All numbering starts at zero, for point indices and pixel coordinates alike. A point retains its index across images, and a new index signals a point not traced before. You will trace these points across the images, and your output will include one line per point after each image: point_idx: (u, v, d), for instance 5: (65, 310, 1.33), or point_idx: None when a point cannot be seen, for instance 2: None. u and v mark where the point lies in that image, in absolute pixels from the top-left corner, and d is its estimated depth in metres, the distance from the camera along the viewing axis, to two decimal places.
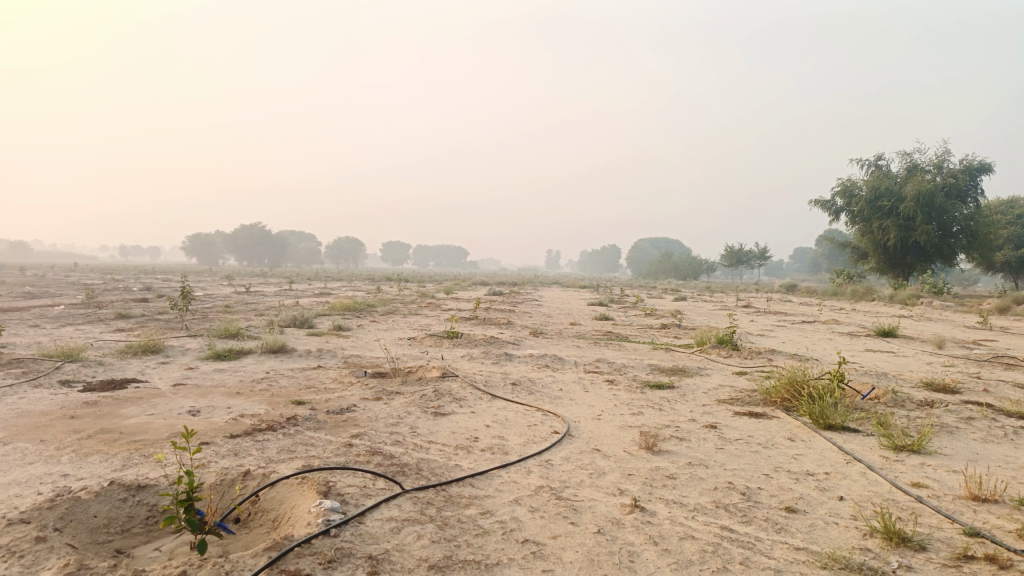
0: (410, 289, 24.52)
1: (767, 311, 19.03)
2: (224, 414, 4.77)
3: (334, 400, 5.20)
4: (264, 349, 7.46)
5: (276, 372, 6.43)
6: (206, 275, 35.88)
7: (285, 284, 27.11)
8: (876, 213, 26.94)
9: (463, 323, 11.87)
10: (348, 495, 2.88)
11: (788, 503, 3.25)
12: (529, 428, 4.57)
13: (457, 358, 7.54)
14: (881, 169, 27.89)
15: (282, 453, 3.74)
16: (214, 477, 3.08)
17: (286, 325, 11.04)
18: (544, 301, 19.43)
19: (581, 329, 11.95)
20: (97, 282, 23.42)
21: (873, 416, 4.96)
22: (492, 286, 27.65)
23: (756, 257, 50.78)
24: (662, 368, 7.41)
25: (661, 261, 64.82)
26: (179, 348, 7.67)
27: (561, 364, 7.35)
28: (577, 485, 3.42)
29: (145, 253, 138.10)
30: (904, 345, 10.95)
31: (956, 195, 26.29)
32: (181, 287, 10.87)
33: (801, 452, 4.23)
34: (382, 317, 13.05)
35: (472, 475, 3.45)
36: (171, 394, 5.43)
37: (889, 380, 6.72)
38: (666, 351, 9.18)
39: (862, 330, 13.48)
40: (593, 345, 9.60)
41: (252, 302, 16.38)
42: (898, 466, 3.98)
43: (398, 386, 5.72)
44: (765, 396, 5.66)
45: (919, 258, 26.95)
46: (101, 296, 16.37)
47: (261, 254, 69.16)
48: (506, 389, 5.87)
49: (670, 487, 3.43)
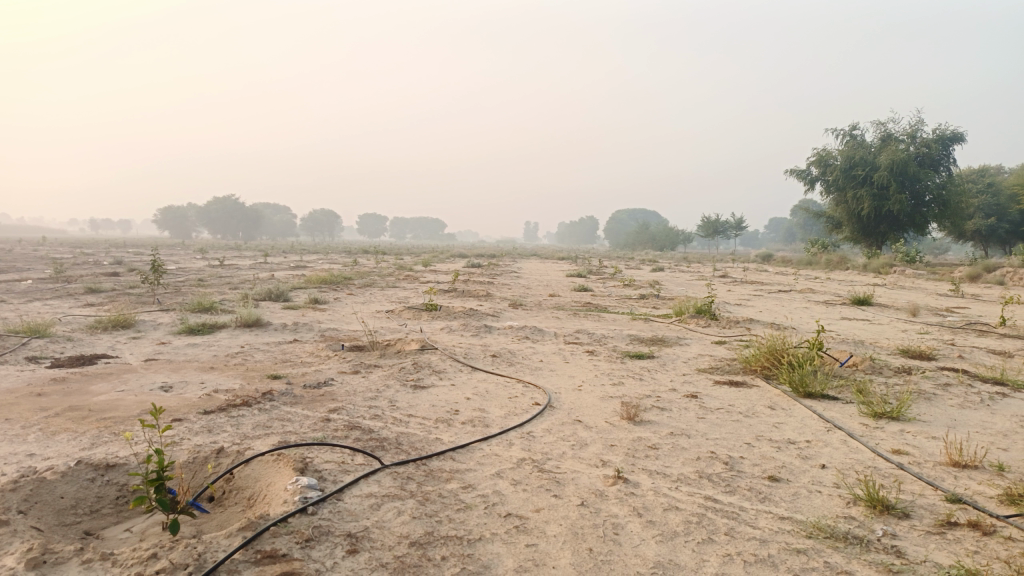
0: (387, 262, 24.29)
1: (744, 280, 19.15)
2: (198, 389, 4.66)
3: (311, 374, 5.11)
4: (239, 322, 7.32)
5: (251, 346, 6.31)
6: (180, 248, 35.33)
7: (260, 257, 26.72)
8: (851, 182, 27.13)
9: (441, 295, 11.78)
10: (326, 472, 2.81)
11: (771, 472, 3.24)
12: (509, 400, 4.52)
13: (436, 330, 7.46)
14: (856, 138, 28.02)
15: (257, 429, 3.66)
16: (186, 455, 2.98)
17: (261, 298, 10.86)
18: (522, 273, 19.36)
19: (560, 300, 11.92)
20: (65, 256, 22.91)
21: (852, 384, 4.98)
22: (471, 258, 27.51)
23: (733, 228, 51.04)
24: (642, 338, 7.40)
25: (639, 232, 64.96)
26: (151, 323, 7.50)
27: (541, 336, 7.31)
28: (560, 456, 3.38)
29: (116, 227, 135.59)
30: (878, 313, 11.07)
31: (929, 164, 26.53)
32: (152, 260, 10.63)
33: (782, 420, 4.23)
34: (359, 290, 12.91)
35: (453, 448, 3.40)
36: (143, 370, 5.30)
37: (867, 348, 6.76)
38: (645, 321, 9.18)
39: (837, 299, 13.62)
40: (573, 316, 9.57)
41: (226, 276, 16.10)
42: (878, 433, 4.00)
43: (376, 360, 5.64)
44: (745, 364, 5.66)
45: (893, 227, 27.24)
46: (69, 271, 16.00)
47: (235, 227, 68.20)
48: (486, 361, 5.82)
49: (653, 457, 3.41)
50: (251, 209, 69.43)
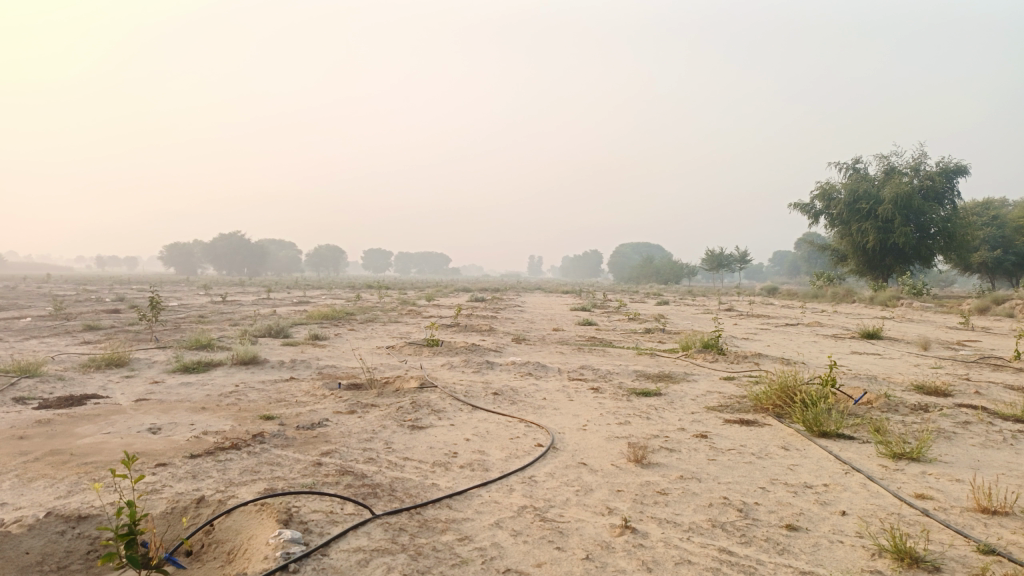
0: (391, 297, 24.17)
1: (751, 314, 18.95)
2: (187, 431, 4.49)
3: (306, 415, 4.93)
4: (235, 360, 7.15)
5: (246, 384, 6.14)
6: (184, 284, 35.33)
7: (263, 292, 26.65)
8: (855, 216, 27.05)
9: (444, 330, 11.62)
10: (312, 524, 2.63)
11: (789, 520, 3.04)
12: (511, 441, 4.33)
13: (437, 367, 7.28)
14: (859, 172, 28.02)
15: (244, 474, 3.47)
16: (165, 504, 2.81)
17: (261, 334, 10.71)
18: (526, 307, 19.20)
19: (564, 335, 11.73)
20: (68, 293, 22.86)
21: (868, 422, 4.77)
22: (474, 292, 27.37)
23: (738, 261, 50.89)
24: (648, 374, 7.21)
25: (643, 266, 64.87)
26: (146, 361, 7.34)
27: (545, 372, 7.13)
28: (563, 503, 3.18)
29: (123, 263, 136.31)
30: (889, 347, 10.84)
31: (933, 197, 26.46)
32: (151, 297, 10.52)
33: (797, 462, 4.03)
34: (361, 325, 12.77)
35: (450, 495, 3.21)
36: (132, 410, 5.12)
37: (880, 384, 6.55)
38: (651, 357, 8.98)
39: (845, 332, 13.40)
40: (577, 352, 9.38)
41: (228, 312, 15.98)
42: (899, 475, 3.79)
43: (373, 398, 5.46)
44: (756, 402, 5.47)
45: (898, 260, 27.08)
46: (70, 308, 15.90)
47: (241, 263, 68.43)
48: (488, 399, 5.63)
49: (663, 504, 3.21)
50: (257, 245, 69.76)
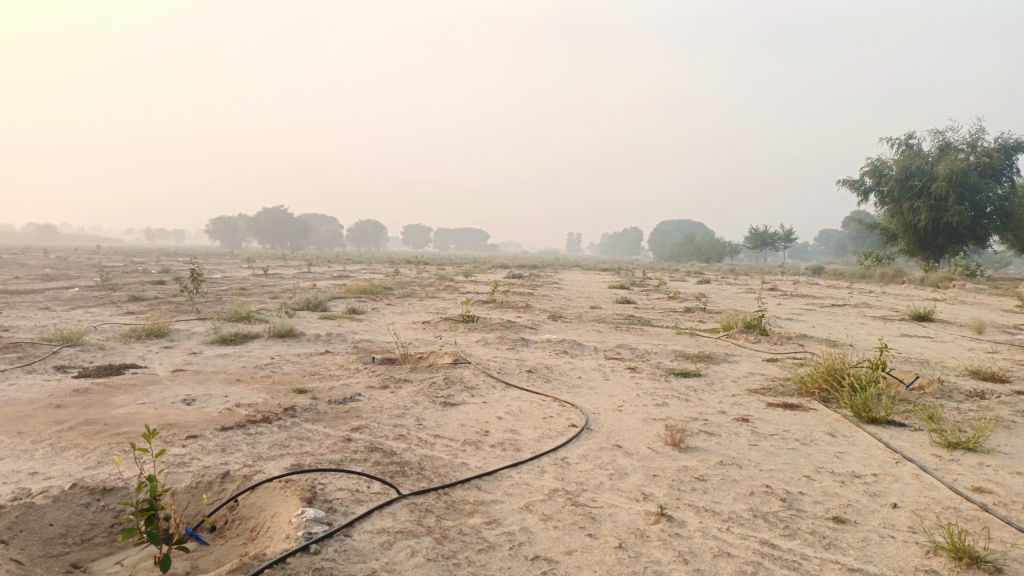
0: (429, 272, 24.22)
1: (794, 294, 18.50)
2: (220, 403, 4.48)
3: (338, 389, 4.89)
4: (272, 333, 7.17)
5: (281, 357, 6.15)
6: (229, 257, 35.97)
7: (304, 266, 26.94)
8: (907, 193, 26.11)
9: (480, 306, 11.56)
10: (336, 503, 2.56)
11: (837, 512, 2.87)
12: (544, 421, 4.22)
13: (472, 343, 7.20)
14: (911, 148, 26.99)
15: (273, 449, 3.43)
16: (190, 478, 2.77)
17: (299, 307, 10.78)
18: (564, 284, 19.03)
19: (602, 313, 11.57)
20: (115, 264, 23.47)
21: (921, 409, 4.53)
22: (513, 268, 27.24)
23: (782, 240, 49.79)
24: (687, 354, 7.02)
25: (684, 244, 63.94)
26: (185, 332, 7.42)
27: (581, 350, 6.99)
28: (596, 488, 3.06)
29: (171, 236, 139.62)
30: (940, 330, 10.42)
31: (990, 174, 25.38)
32: (192, 268, 10.66)
33: (844, 450, 3.84)
34: (398, 300, 12.77)
35: (479, 476, 3.12)
36: (168, 381, 5.15)
37: (933, 369, 6.26)
38: (691, 336, 8.77)
39: (894, 314, 12.95)
40: (614, 330, 9.22)
41: (269, 285, 16.19)
42: (955, 466, 3.57)
43: (406, 374, 5.40)
44: (801, 385, 5.26)
45: (951, 240, 26.12)
46: (117, 279, 16.26)
47: (283, 237, 69.43)
48: (522, 377, 5.52)
49: (701, 491, 3.07)
50: (299, 219, 70.68)
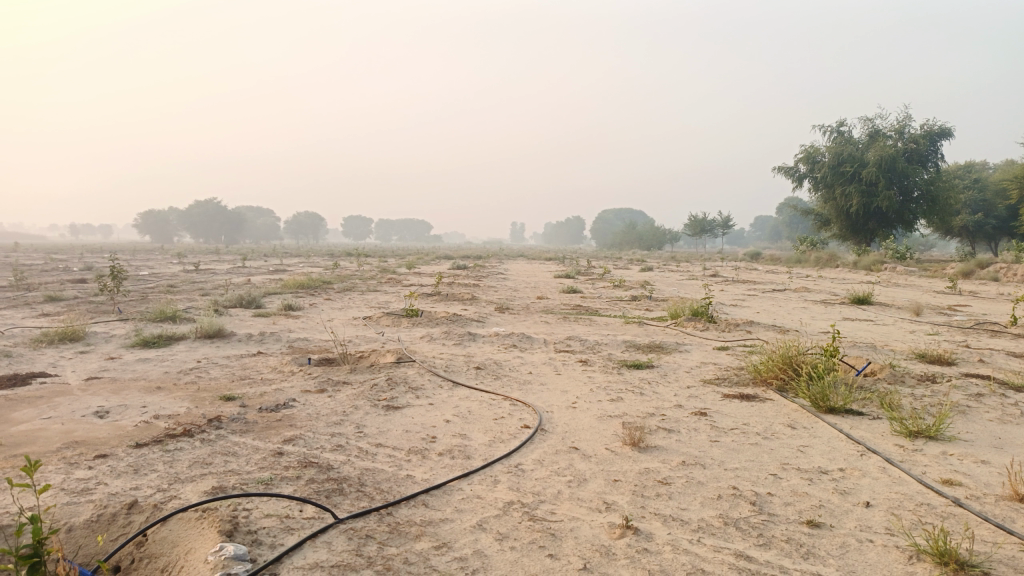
0: (371, 265, 23.57)
1: (736, 279, 18.69)
2: (136, 415, 4.06)
3: (270, 394, 4.52)
4: (199, 334, 6.69)
5: (209, 360, 5.71)
6: (159, 252, 34.53)
7: (239, 261, 25.98)
8: (839, 179, 26.78)
9: (424, 300, 11.23)
10: (263, 535, 2.24)
11: (810, 515, 2.70)
12: (495, 423, 3.96)
13: (416, 339, 6.88)
14: (843, 135, 27.68)
15: (194, 468, 3.07)
16: (90, 510, 2.39)
17: (232, 305, 10.23)
18: (509, 274, 18.80)
19: (549, 303, 11.37)
20: (33, 262, 22.19)
21: (878, 397, 4.44)
22: (457, 259, 26.85)
23: (720, 226, 50.73)
24: (638, 345, 6.85)
25: (626, 232, 64.64)
26: (104, 335, 6.87)
27: (530, 344, 6.74)
28: (554, 498, 2.82)
29: (98, 231, 133.81)
30: (880, 313, 10.58)
31: (917, 160, 26.22)
32: (113, 266, 9.97)
33: (807, 443, 3.70)
34: (339, 295, 12.32)
35: (426, 490, 2.83)
36: (79, 391, 4.67)
37: (881, 353, 6.24)
38: (639, 326, 8.63)
39: (835, 298, 13.16)
40: (562, 321, 9.01)
41: (202, 282, 15.44)
42: (920, 457, 3.46)
43: (346, 375, 5.05)
44: (756, 375, 5.13)
45: (881, 224, 26.93)
46: (33, 278, 15.23)
47: (218, 230, 67.11)
48: (469, 375, 5.24)
49: (665, 497, 2.85)
50: (235, 211, 68.51)
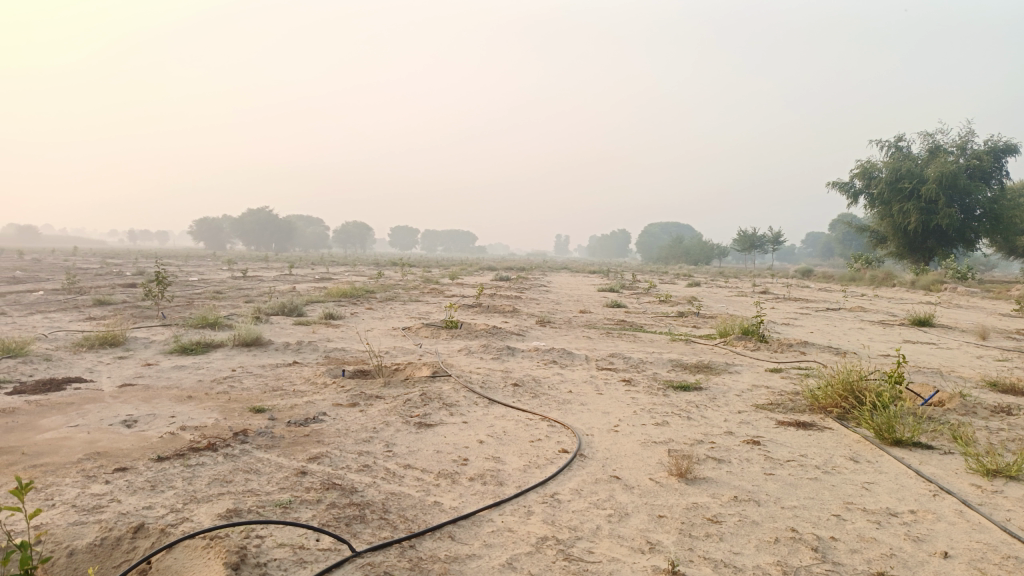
0: (414, 275, 23.62)
1: (787, 297, 18.09)
2: (163, 426, 3.96)
3: (301, 407, 4.37)
4: (237, 341, 6.63)
5: (244, 370, 5.61)
6: (210, 259, 35.22)
7: (286, 269, 26.25)
8: (897, 195, 25.84)
9: (465, 311, 11.07)
10: (273, 569, 2.06)
11: (881, 566, 2.40)
12: (531, 446, 3.73)
13: (454, 352, 6.69)
14: (900, 150, 26.76)
15: (213, 486, 2.92)
16: (94, 533, 2.25)
17: (273, 312, 10.21)
18: (552, 287, 18.55)
19: (592, 318, 11.08)
20: (89, 267, 22.85)
21: (949, 429, 4.07)
22: (501, 271, 26.69)
23: (770, 242, 49.61)
24: (685, 364, 6.54)
25: (672, 247, 63.78)
26: (144, 340, 6.87)
27: (571, 360, 6.50)
28: (593, 535, 2.58)
29: (155, 237, 137.94)
30: (943, 335, 10.02)
31: (980, 176, 25.16)
32: (158, 272, 10.04)
33: (872, 480, 3.38)
34: (380, 304, 12.27)
35: (453, 520, 2.62)
36: (111, 399, 4.60)
37: (949, 380, 5.81)
38: (686, 343, 8.31)
39: (893, 319, 12.56)
40: (605, 337, 8.73)
41: (248, 288, 15.62)
42: (1002, 499, 3.11)
43: (379, 389, 4.88)
44: (813, 401, 4.79)
45: (941, 242, 25.89)
46: (86, 282, 15.57)
47: (268, 237, 68.48)
48: (507, 392, 5.02)
49: (715, 538, 2.59)
50: (285, 220, 69.77)
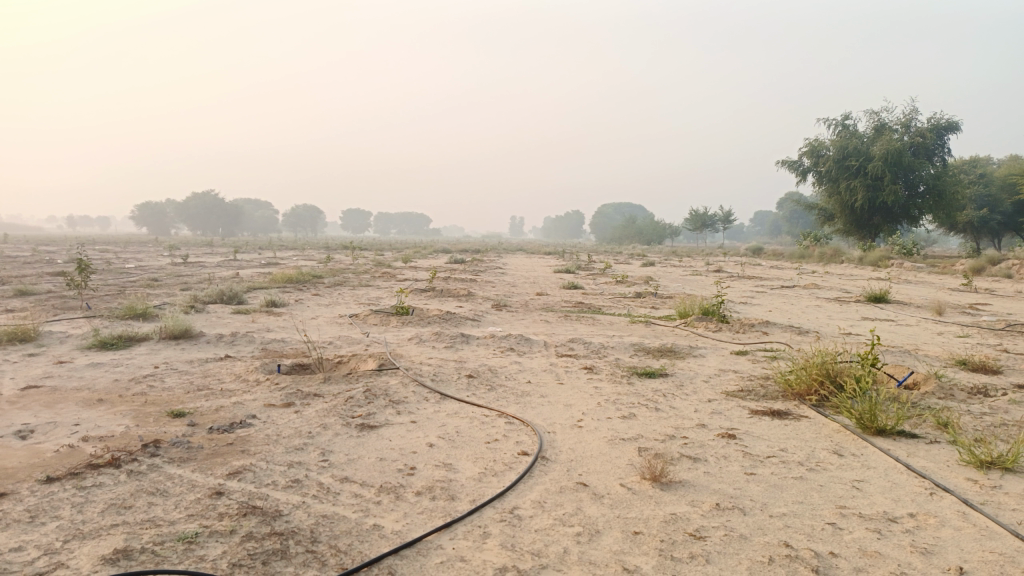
0: (366, 258, 23.00)
1: (741, 275, 18.06)
2: (62, 436, 3.42)
3: (228, 410, 3.89)
4: (164, 334, 6.06)
5: (168, 366, 5.07)
6: (150, 245, 33.91)
7: (230, 254, 25.17)
8: (844, 173, 26.10)
9: (416, 296, 10.61)
10: None
11: None
12: (487, 449, 3.34)
13: (403, 341, 6.24)
14: (847, 128, 27.02)
15: (107, 516, 2.43)
16: None
17: (211, 301, 9.58)
18: (507, 269, 18.12)
19: (549, 300, 10.75)
20: (18, 255, 21.53)
21: (933, 416, 3.82)
22: (454, 253, 26.20)
23: (722, 220, 50.01)
24: (648, 348, 6.22)
25: (626, 227, 64.04)
26: (60, 335, 6.23)
27: (529, 347, 6.11)
28: (559, 562, 2.19)
29: (95, 223, 132.92)
30: (900, 312, 9.96)
31: (923, 154, 25.54)
32: (82, 259, 9.28)
33: (862, 478, 3.08)
34: (327, 290, 11.69)
35: (393, 551, 2.21)
36: (7, 404, 4.03)
37: (919, 360, 5.60)
38: (646, 326, 8.02)
39: (849, 296, 12.52)
40: (563, 320, 8.37)
41: (187, 274, 14.81)
42: (1004, 496, 2.84)
43: (318, 386, 4.41)
44: (786, 387, 4.50)
45: (887, 219, 26.28)
46: (9, 270, 14.54)
47: (213, 221, 66.35)
48: (460, 385, 4.61)
49: (701, 560, 2.22)
50: (232, 204, 67.63)
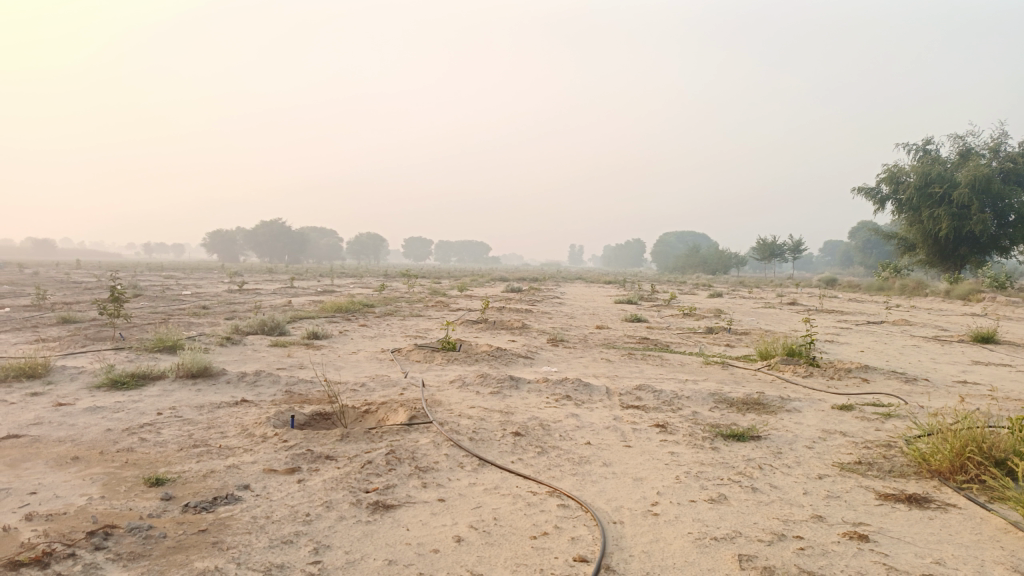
0: (422, 286, 22.55)
1: (820, 309, 16.71)
2: (6, 511, 2.73)
3: (219, 478, 3.16)
4: (180, 373, 5.46)
5: (174, 413, 4.41)
6: (214, 272, 34.48)
7: (289, 281, 24.99)
8: (926, 201, 24.33)
9: (467, 328, 9.87)
10: None
11: None
12: (534, 549, 2.51)
13: (445, 384, 5.48)
14: (929, 153, 25.28)
15: None
16: None
17: (252, 331, 9.05)
18: (566, 299, 17.28)
19: (610, 335, 9.84)
20: (86, 280, 21.69)
21: None
22: (512, 282, 25.48)
23: (790, 250, 47.89)
24: (730, 399, 5.25)
25: (690, 256, 62.27)
26: (73, 371, 5.70)
27: (589, 395, 5.24)
28: None
29: (170, 249, 138.04)
30: (1015, 355, 8.67)
31: (1015, 180, 23.58)
32: (121, 287, 8.88)
33: None
34: (375, 321, 11.08)
35: None
36: None
37: None
38: (723, 369, 7.05)
39: (948, 334, 11.18)
40: (627, 360, 7.46)
41: (238, 302, 14.47)
42: None
43: (334, 445, 3.66)
44: (920, 462, 3.51)
45: (974, 250, 24.32)
46: (67, 296, 14.46)
47: (281, 249, 67.67)
48: (504, 447, 3.78)
49: None
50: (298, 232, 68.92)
